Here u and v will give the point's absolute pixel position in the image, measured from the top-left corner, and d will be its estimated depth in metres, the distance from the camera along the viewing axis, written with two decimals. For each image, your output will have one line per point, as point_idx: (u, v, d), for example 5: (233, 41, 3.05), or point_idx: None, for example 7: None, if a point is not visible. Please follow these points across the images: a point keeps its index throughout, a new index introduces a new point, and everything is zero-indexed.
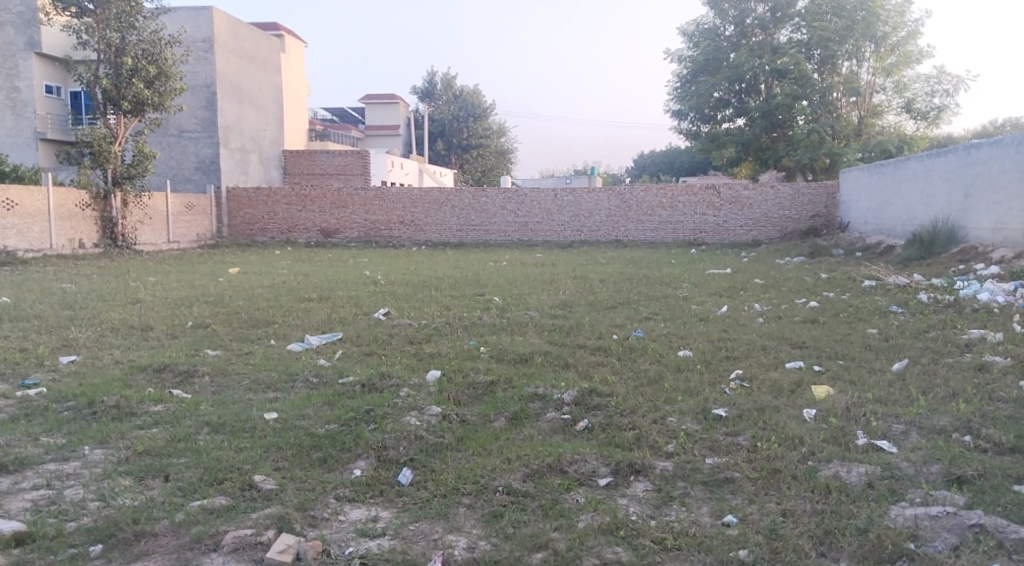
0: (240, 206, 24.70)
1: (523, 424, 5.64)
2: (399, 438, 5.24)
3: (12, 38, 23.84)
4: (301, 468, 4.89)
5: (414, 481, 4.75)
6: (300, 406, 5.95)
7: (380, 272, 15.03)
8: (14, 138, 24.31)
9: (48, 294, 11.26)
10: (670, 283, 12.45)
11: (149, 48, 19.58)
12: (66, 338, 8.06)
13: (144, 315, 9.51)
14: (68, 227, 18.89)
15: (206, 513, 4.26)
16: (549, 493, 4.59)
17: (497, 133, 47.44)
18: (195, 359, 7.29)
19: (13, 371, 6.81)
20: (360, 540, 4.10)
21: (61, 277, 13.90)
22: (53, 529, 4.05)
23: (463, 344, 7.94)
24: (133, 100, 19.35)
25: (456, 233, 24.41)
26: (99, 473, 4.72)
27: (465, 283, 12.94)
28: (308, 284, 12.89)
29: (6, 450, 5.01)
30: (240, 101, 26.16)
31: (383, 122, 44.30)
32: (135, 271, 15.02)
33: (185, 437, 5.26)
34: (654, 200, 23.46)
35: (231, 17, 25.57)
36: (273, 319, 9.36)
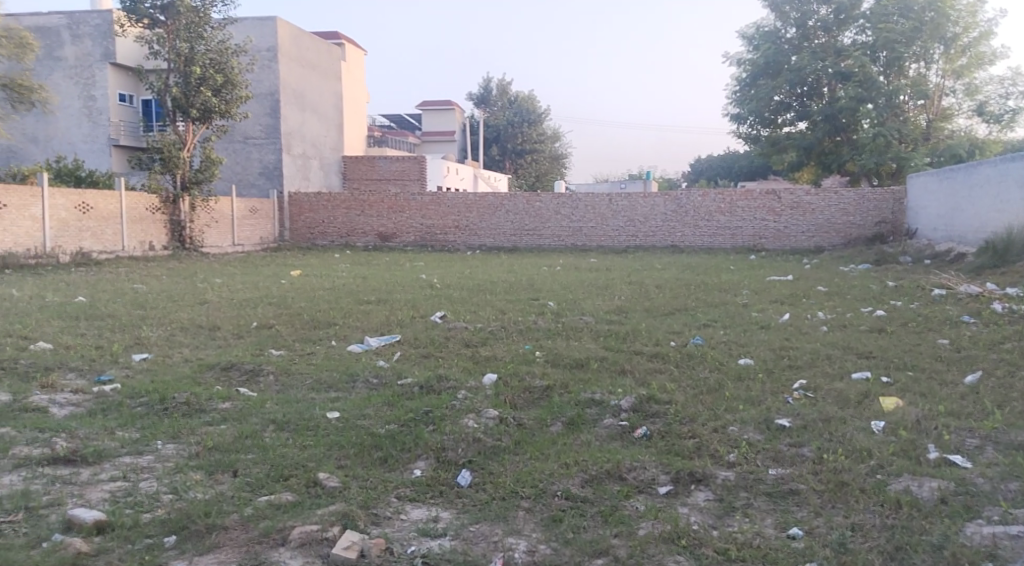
0: (301, 210, 25.27)
1: (580, 430, 5.62)
2: (458, 440, 5.28)
3: (89, 49, 24.85)
4: (362, 467, 4.97)
5: (472, 483, 4.79)
6: (361, 406, 6.05)
7: (436, 275, 15.17)
8: (89, 143, 25.21)
9: (121, 294, 11.67)
10: (729, 289, 12.26)
11: (217, 58, 20.16)
12: (138, 337, 8.33)
13: (212, 316, 9.76)
14: (139, 230, 19.57)
15: (274, 509, 4.36)
16: (608, 499, 4.56)
17: (551, 139, 47.41)
18: (260, 359, 7.47)
19: (90, 367, 7.07)
20: (422, 539, 4.14)
21: (133, 277, 14.37)
22: (131, 519, 4.17)
23: (519, 348, 7.97)
24: (201, 107, 20.00)
25: (510, 237, 24.47)
26: (172, 467, 4.87)
27: (521, 287, 12.92)
28: (367, 287, 13.09)
29: (86, 443, 5.20)
30: (302, 108, 26.75)
31: (439, 128, 44.83)
32: (202, 273, 15.46)
33: (251, 433, 5.40)
34: (712, 205, 23.10)
35: (294, 27, 26.22)
36: (333, 321, 9.50)
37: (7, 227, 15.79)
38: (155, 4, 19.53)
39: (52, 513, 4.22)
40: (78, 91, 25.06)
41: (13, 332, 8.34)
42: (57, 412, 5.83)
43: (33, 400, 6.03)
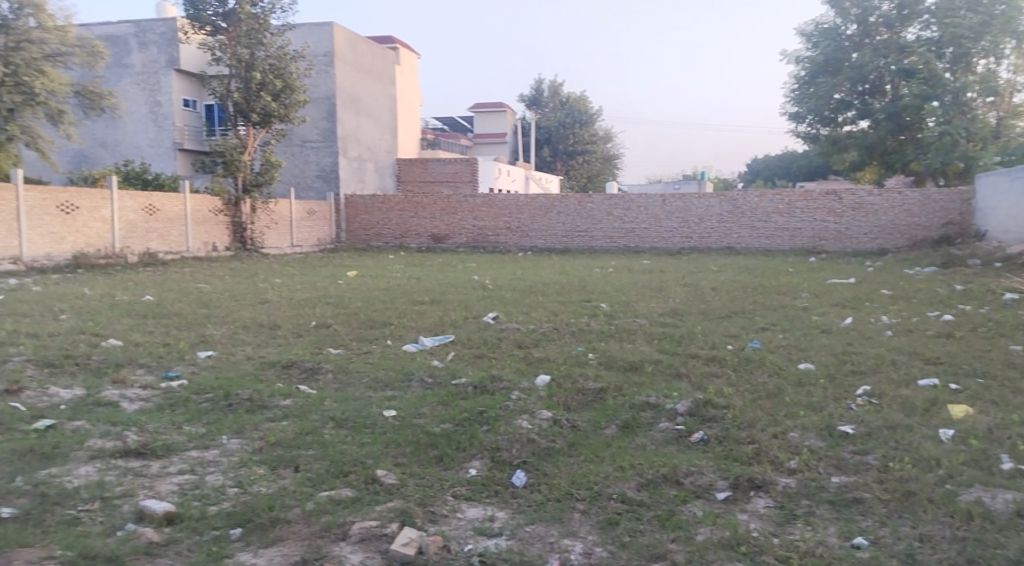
0: (357, 212, 25.67)
1: (636, 433, 5.58)
2: (512, 440, 5.31)
3: (155, 56, 25.65)
4: (419, 465, 5.03)
5: (527, 484, 4.80)
6: (416, 405, 6.11)
7: (488, 277, 15.23)
8: (155, 147, 26.01)
9: (186, 293, 12.02)
10: (788, 292, 12.04)
11: (276, 63, 20.60)
12: (203, 335, 8.56)
13: (272, 315, 9.98)
14: (203, 231, 20.17)
15: (334, 504, 4.44)
16: (665, 504, 4.52)
17: (604, 140, 47.22)
18: (319, 357, 7.62)
19: (158, 363, 7.30)
20: (478, 538, 4.17)
21: (198, 277, 14.77)
22: (198, 511, 4.30)
23: (572, 350, 7.95)
24: (262, 112, 20.47)
25: (562, 239, 24.42)
26: (236, 461, 5.00)
27: (573, 289, 12.89)
28: (422, 288, 13.23)
29: (156, 436, 5.37)
30: (357, 112, 27.15)
31: (492, 130, 45.05)
32: (263, 273, 15.81)
33: (312, 430, 5.51)
34: (770, 206, 22.68)
35: (351, 32, 26.65)
36: (389, 321, 9.62)
37: (80, 227, 16.53)
38: (217, 11, 20.15)
39: (124, 504, 4.36)
40: (144, 97, 25.87)
41: (85, 329, 8.66)
42: (128, 407, 6.02)
43: (105, 395, 6.25)
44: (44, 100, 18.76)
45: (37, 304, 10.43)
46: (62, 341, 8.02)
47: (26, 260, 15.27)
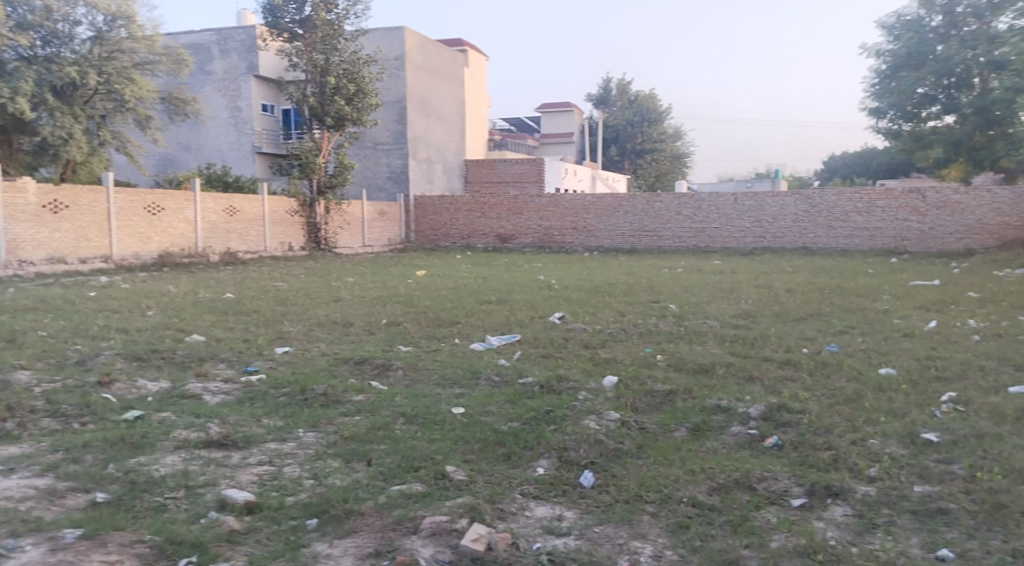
0: (425, 213, 26.20)
1: (707, 436, 5.51)
2: (580, 441, 5.32)
3: (236, 63, 26.52)
4: (487, 462, 5.08)
5: (595, 485, 4.80)
6: (484, 402, 6.18)
7: (555, 276, 15.24)
8: (235, 151, 26.87)
9: (264, 291, 12.41)
10: (867, 294, 11.69)
11: (350, 68, 21.06)
12: (280, 331, 8.84)
13: (346, 312, 10.23)
14: (280, 231, 20.85)
15: (406, 498, 4.52)
16: (738, 509, 4.45)
17: (673, 138, 46.71)
18: (390, 354, 7.76)
19: (239, 358, 7.56)
20: (547, 537, 4.19)
21: (274, 276, 15.21)
22: (277, 501, 4.44)
23: (640, 351, 7.89)
24: (335, 116, 20.92)
25: (630, 239, 24.24)
26: (312, 454, 5.15)
27: (640, 289, 12.79)
28: (489, 287, 13.35)
29: (236, 428, 5.57)
30: (427, 114, 27.52)
31: (560, 130, 45.05)
32: (336, 272, 16.15)
33: (383, 425, 5.63)
34: (849, 205, 21.97)
35: (421, 35, 27.03)
36: (457, 319, 9.74)
37: (165, 228, 17.30)
38: (294, 19, 20.70)
39: (207, 492, 4.54)
40: (225, 103, 26.77)
41: (170, 325, 9.04)
42: (210, 399, 6.26)
43: (190, 388, 6.50)
44: (133, 107, 19.64)
45: (126, 301, 10.93)
46: (149, 335, 8.39)
47: (116, 259, 16.10)
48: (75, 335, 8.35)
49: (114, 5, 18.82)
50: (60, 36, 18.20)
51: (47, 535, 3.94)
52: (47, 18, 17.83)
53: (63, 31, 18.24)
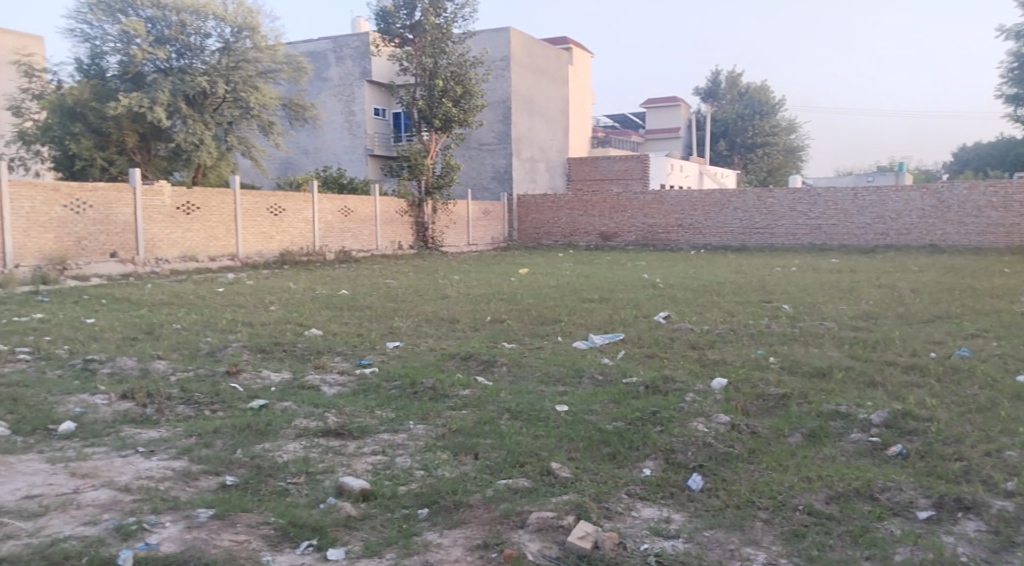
0: (529, 212, 26.60)
1: (823, 443, 5.32)
2: (688, 443, 5.24)
3: (350, 69, 27.43)
4: (592, 461, 5.07)
5: (704, 488, 4.71)
6: (588, 401, 6.17)
7: (660, 275, 15.04)
8: (349, 153, 27.80)
9: (375, 288, 12.80)
10: (1002, 295, 10.95)
11: (457, 70, 21.46)
12: (390, 326, 9.11)
13: (452, 309, 10.43)
14: (391, 230, 21.47)
15: (512, 493, 4.58)
16: (858, 519, 4.28)
17: (786, 131, 45.20)
18: (495, 350, 7.86)
19: (353, 352, 7.84)
20: (655, 539, 4.15)
21: (386, 273, 15.66)
22: (390, 490, 4.58)
23: (751, 353, 7.69)
24: (443, 117, 21.35)
25: (739, 236, 23.62)
26: (422, 446, 5.28)
27: (750, 289, 12.45)
28: (592, 285, 13.34)
29: (352, 419, 5.78)
30: (532, 114, 27.67)
31: (666, 126, 44.39)
32: (444, 270, 16.46)
33: (489, 420, 5.72)
34: (981, 200, 20.47)
35: (526, 35, 27.18)
36: (560, 318, 9.76)
37: (286, 228, 18.11)
38: (405, 24, 21.18)
39: (325, 479, 4.73)
40: (340, 107, 27.76)
41: (291, 319, 9.46)
42: (328, 390, 6.52)
43: (308, 379, 6.80)
44: (257, 113, 20.64)
45: (249, 296, 11.51)
46: (272, 329, 8.82)
47: (242, 257, 16.98)
48: (205, 328, 8.87)
49: (240, 17, 19.92)
50: (192, 48, 19.44)
51: (183, 513, 4.20)
52: (181, 32, 19.09)
53: (195, 43, 19.48)
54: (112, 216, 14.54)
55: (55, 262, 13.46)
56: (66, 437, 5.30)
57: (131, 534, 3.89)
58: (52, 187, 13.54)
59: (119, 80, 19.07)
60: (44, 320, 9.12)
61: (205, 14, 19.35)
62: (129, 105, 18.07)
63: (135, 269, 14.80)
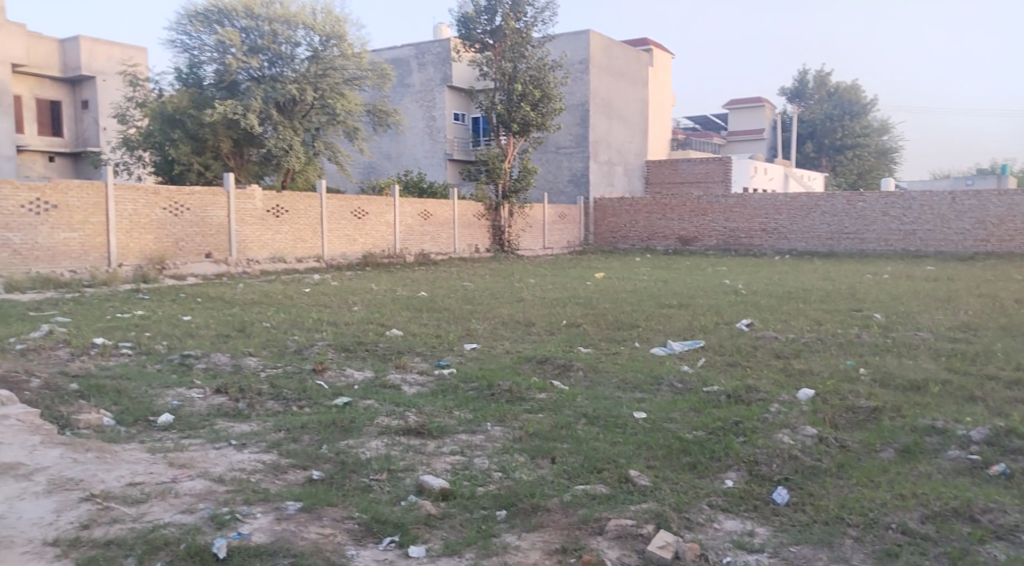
0: (605, 215, 26.54)
1: (918, 459, 5.10)
2: (772, 455, 5.11)
3: (432, 75, 27.83)
4: (671, 470, 4.99)
5: (789, 503, 4.58)
6: (668, 409, 6.07)
7: (742, 281, 14.75)
8: (430, 157, 28.21)
9: (453, 290, 12.92)
10: None
11: (536, 74, 21.48)
12: (468, 328, 9.18)
13: (529, 312, 10.43)
14: (468, 234, 21.67)
15: (590, 499, 4.55)
16: (956, 540, 4.08)
17: (878, 132, 43.62)
18: (571, 354, 7.84)
19: (432, 352, 7.93)
20: (738, 552, 4.05)
21: (464, 276, 15.80)
22: (468, 491, 4.61)
23: (840, 363, 7.44)
24: (521, 122, 21.42)
25: (827, 241, 22.89)
26: (500, 447, 5.30)
27: (839, 297, 12.05)
28: (671, 291, 13.14)
29: (431, 418, 5.84)
30: (610, 117, 27.48)
31: (749, 127, 43.45)
32: (520, 273, 16.49)
33: (567, 424, 5.70)
34: None
35: (605, 37, 27.04)
36: (637, 323, 9.66)
37: (369, 231, 18.51)
38: (485, 29, 21.30)
39: (406, 477, 4.80)
40: (421, 113, 28.19)
41: (372, 319, 9.65)
42: (408, 390, 6.62)
43: (390, 378, 6.92)
44: (343, 120, 21.16)
45: (334, 296, 11.82)
46: (355, 329, 9.00)
47: (326, 259, 17.41)
48: (293, 326, 9.14)
49: (328, 26, 20.46)
50: (284, 57, 20.01)
51: (273, 505, 4.33)
52: (273, 42, 19.73)
53: (286, 52, 20.04)
54: (207, 219, 15.13)
55: (155, 262, 14.11)
56: (165, 428, 5.55)
57: (224, 524, 4.03)
58: (153, 190, 14.20)
59: (215, 88, 19.87)
60: (144, 316, 9.57)
61: (295, 24, 19.98)
62: (224, 112, 18.81)
63: (228, 269, 15.37)
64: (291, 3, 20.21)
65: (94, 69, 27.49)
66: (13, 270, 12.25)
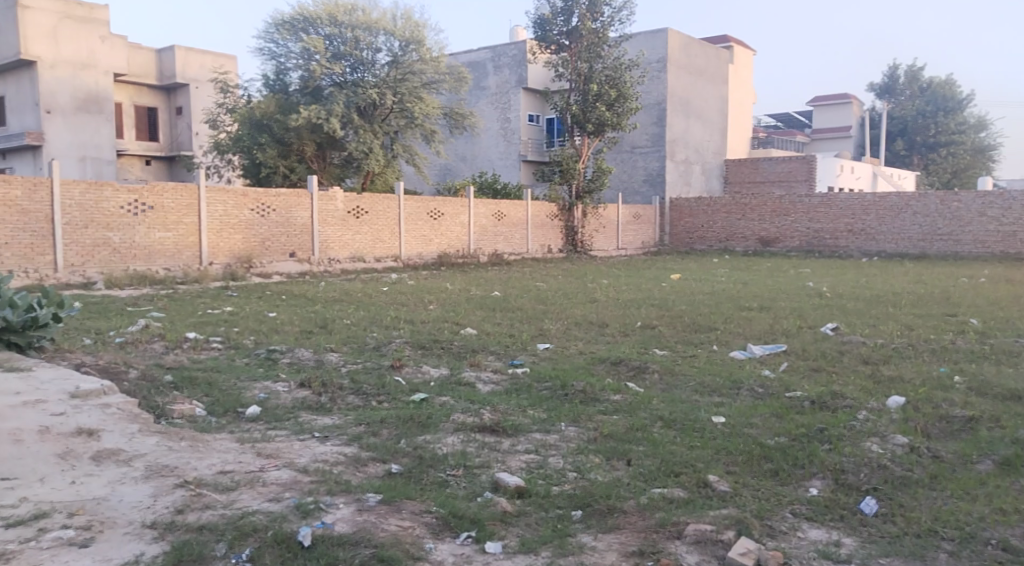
0: (682, 216, 26.22)
1: (1019, 472, 4.83)
2: (859, 464, 4.94)
3: (507, 77, 27.97)
4: (752, 476, 4.88)
5: (878, 513, 4.41)
6: (748, 414, 5.93)
7: (826, 283, 14.33)
8: (505, 159, 28.34)
9: (527, 290, 12.94)
10: None
11: (612, 74, 21.29)
12: (541, 328, 9.19)
13: (603, 313, 10.37)
14: (541, 234, 21.69)
15: (668, 502, 4.49)
16: None
17: (974, 129, 41.67)
18: (645, 356, 7.77)
19: (505, 352, 7.97)
20: (823, 562, 3.92)
21: (536, 276, 15.82)
22: (544, 490, 4.61)
23: (932, 371, 7.12)
24: (596, 122, 21.28)
25: (918, 243, 21.94)
26: (575, 448, 5.28)
27: (930, 301, 11.53)
28: (750, 293, 12.85)
29: (505, 416, 5.87)
30: (688, 116, 27.07)
31: (835, 125, 42.14)
32: (594, 274, 16.38)
33: (642, 427, 5.63)
34: None
35: (683, 35, 26.66)
36: (715, 325, 9.49)
37: (444, 232, 18.74)
38: (562, 30, 21.34)
39: (482, 474, 4.84)
40: (497, 115, 28.38)
41: (448, 318, 9.76)
42: (482, 388, 6.66)
43: (465, 376, 6.98)
44: (421, 123, 21.41)
45: (410, 295, 12.04)
46: (431, 327, 9.11)
47: (403, 258, 17.69)
48: (372, 323, 9.35)
49: (407, 31, 20.79)
50: (365, 62, 20.43)
51: (355, 496, 4.42)
52: (355, 48, 20.20)
53: (367, 58, 20.47)
54: (292, 220, 15.59)
55: (243, 261, 14.63)
56: (252, 419, 5.74)
57: (309, 513, 4.13)
58: (241, 192, 14.71)
59: (299, 94, 20.44)
60: (233, 312, 9.94)
61: (376, 30, 20.41)
62: (309, 117, 19.35)
63: (311, 269, 15.81)
64: (372, 9, 20.63)
65: (187, 77, 28.69)
66: (113, 268, 12.89)
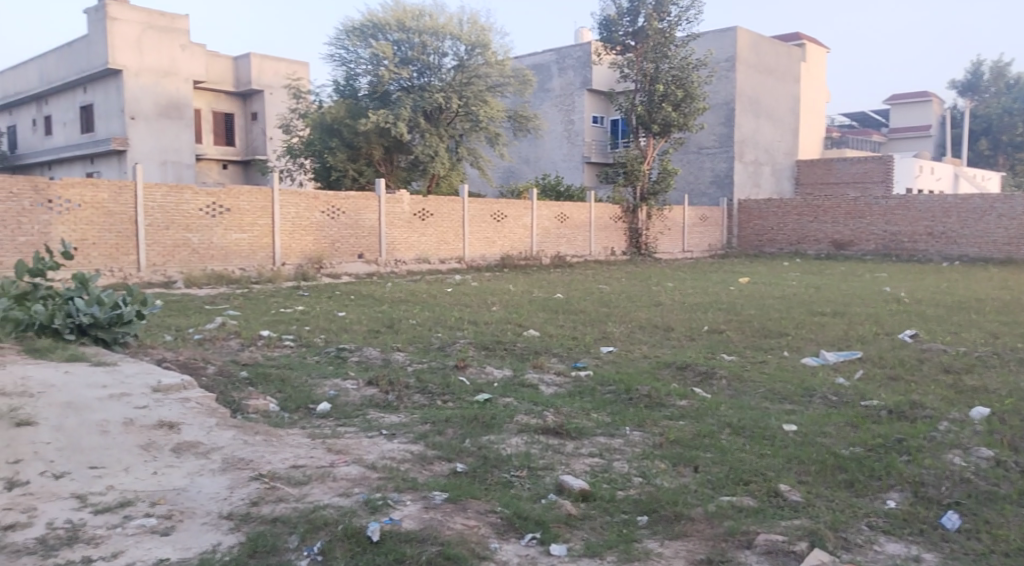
0: (751, 218, 25.73)
1: None
2: (940, 477, 4.76)
3: (572, 79, 27.90)
4: (826, 486, 4.74)
5: (961, 528, 4.23)
6: (821, 423, 5.77)
7: (903, 289, 13.83)
8: (570, 161, 28.26)
9: (591, 292, 12.87)
10: None
11: (679, 74, 21.04)
12: (605, 331, 9.12)
13: (668, 317, 10.24)
14: (605, 236, 21.56)
15: (736, 511, 4.40)
16: None
17: None
18: (713, 361, 7.64)
19: (569, 354, 7.94)
20: None
21: (599, 278, 15.72)
22: (609, 494, 4.58)
23: (1018, 381, 6.80)
24: (662, 122, 21.07)
25: (1003, 246, 20.99)
26: (640, 453, 5.22)
27: (1015, 308, 11.02)
28: (822, 298, 12.51)
29: (569, 419, 5.84)
30: (757, 115, 26.53)
31: (913, 123, 40.72)
32: (659, 277, 16.19)
33: (709, 433, 5.54)
34: None
35: (753, 34, 26.19)
36: (785, 331, 9.27)
37: (508, 233, 18.83)
38: (627, 31, 21.19)
39: (547, 476, 4.83)
40: (562, 117, 28.32)
41: (512, 320, 9.77)
42: (546, 390, 6.65)
43: (528, 377, 6.98)
44: (486, 126, 21.52)
45: (475, 296, 12.11)
46: (494, 329, 9.14)
47: (467, 260, 17.82)
48: (437, 324, 9.44)
49: (473, 35, 21.14)
50: (431, 67, 20.76)
51: (421, 494, 4.47)
52: (422, 53, 20.53)
53: (434, 62, 20.79)
54: (360, 222, 15.87)
55: (313, 261, 14.96)
56: (322, 416, 5.85)
57: (377, 509, 4.19)
58: (312, 195, 15.05)
59: (368, 98, 20.73)
60: (304, 311, 10.19)
61: (443, 35, 20.75)
62: (377, 121, 19.71)
63: (377, 270, 16.06)
64: (439, 14, 20.93)
65: (262, 83, 29.50)
66: (191, 268, 13.33)
